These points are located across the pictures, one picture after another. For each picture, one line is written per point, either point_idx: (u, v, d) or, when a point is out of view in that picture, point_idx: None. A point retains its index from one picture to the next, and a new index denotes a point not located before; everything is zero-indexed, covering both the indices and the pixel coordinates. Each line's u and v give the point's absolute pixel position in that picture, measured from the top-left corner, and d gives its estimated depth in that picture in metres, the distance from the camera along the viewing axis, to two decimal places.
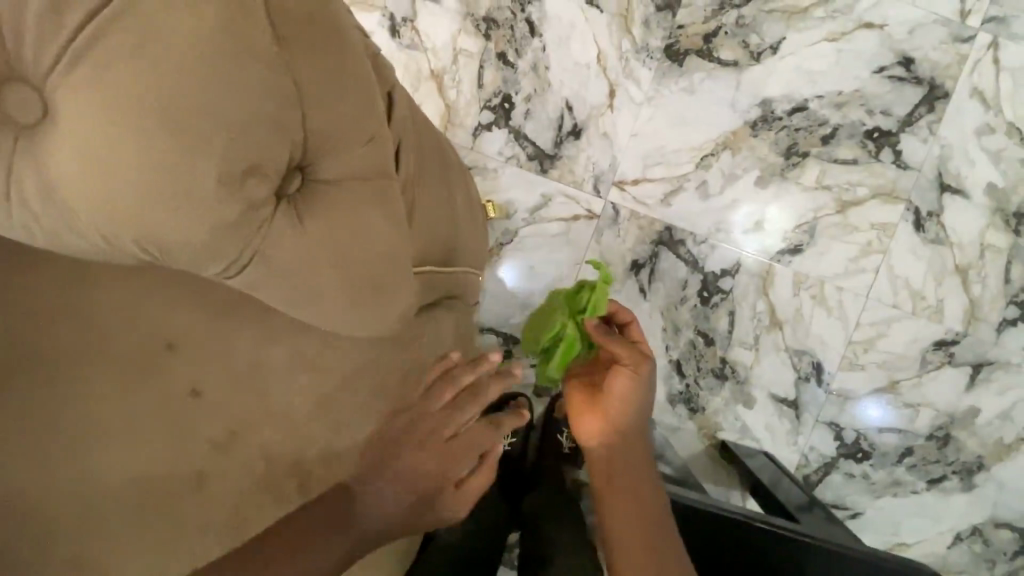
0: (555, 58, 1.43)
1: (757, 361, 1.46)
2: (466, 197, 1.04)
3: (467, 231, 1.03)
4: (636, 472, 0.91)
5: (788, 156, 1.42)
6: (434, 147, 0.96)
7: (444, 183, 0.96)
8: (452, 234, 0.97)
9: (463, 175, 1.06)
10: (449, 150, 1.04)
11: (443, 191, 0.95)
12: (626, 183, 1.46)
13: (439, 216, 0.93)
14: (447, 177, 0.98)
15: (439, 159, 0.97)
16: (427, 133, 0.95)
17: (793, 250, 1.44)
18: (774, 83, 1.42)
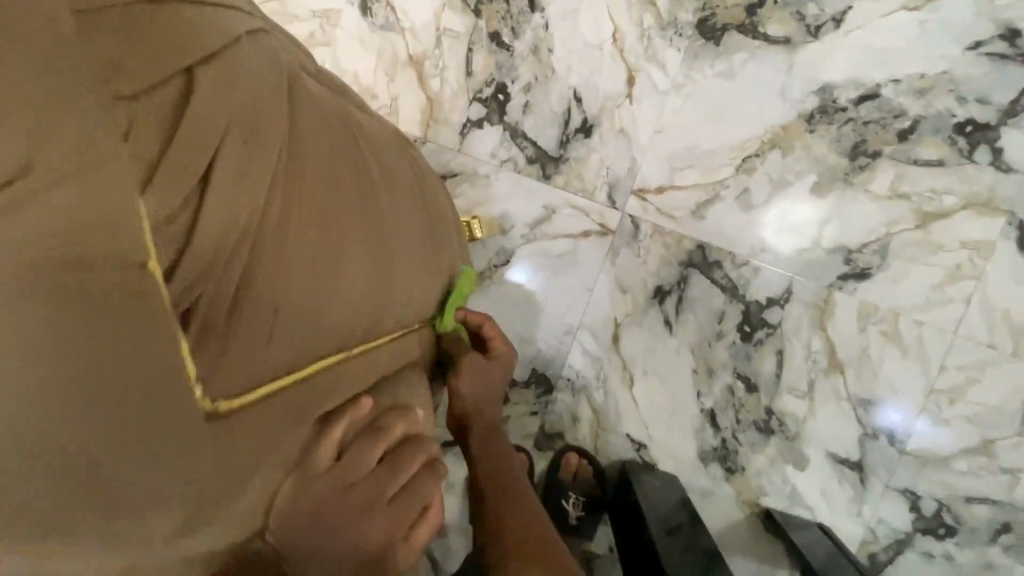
0: (560, 38, 1.16)
1: (811, 412, 1.18)
2: (399, 220, 0.66)
3: (400, 274, 0.65)
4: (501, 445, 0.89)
5: (855, 156, 1.13)
6: (338, 142, 0.57)
7: (359, 203, 0.57)
8: (372, 287, 0.59)
9: (397, 187, 0.68)
10: (374, 148, 0.66)
11: (354, 217, 0.56)
12: (648, 192, 1.18)
13: (346, 262, 0.55)
14: (367, 190, 0.60)
15: (347, 161, 0.58)
16: (326, 117, 0.57)
17: (859, 275, 1.15)
18: (837, 65, 1.12)
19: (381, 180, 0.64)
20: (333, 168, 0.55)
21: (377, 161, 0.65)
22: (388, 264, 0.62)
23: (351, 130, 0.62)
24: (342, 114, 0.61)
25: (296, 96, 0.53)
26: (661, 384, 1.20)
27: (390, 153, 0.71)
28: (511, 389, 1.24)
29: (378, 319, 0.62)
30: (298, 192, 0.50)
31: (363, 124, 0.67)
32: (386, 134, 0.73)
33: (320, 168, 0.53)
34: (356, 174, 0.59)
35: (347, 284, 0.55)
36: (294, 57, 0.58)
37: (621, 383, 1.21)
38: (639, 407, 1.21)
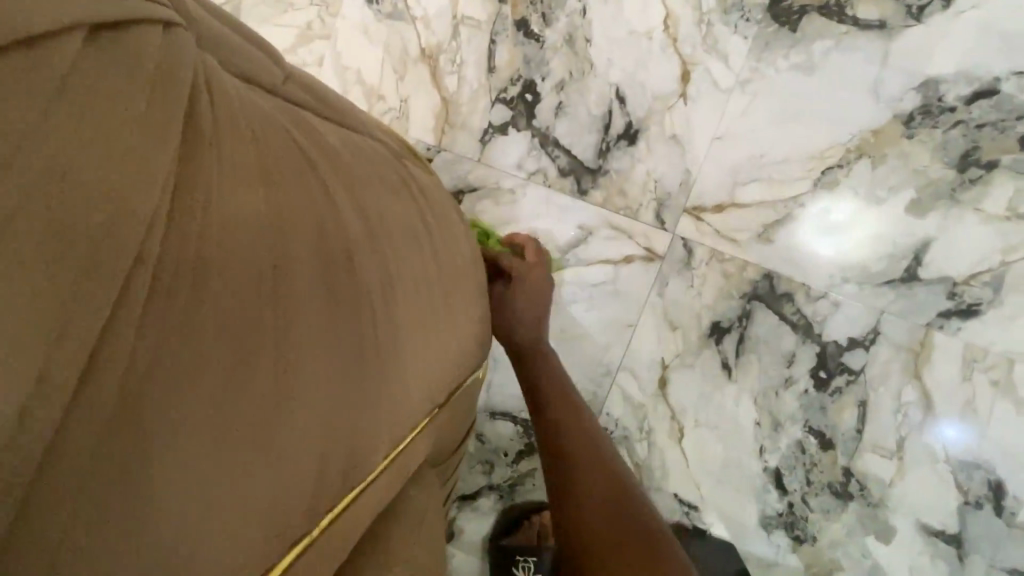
0: (601, 26, 0.98)
1: (899, 475, 0.98)
2: (400, 283, 0.47)
3: (393, 371, 0.45)
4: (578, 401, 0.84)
5: (964, 167, 0.92)
6: (296, 189, 0.39)
7: (324, 281, 0.39)
8: (351, 402, 0.40)
9: (396, 234, 0.48)
10: (361, 181, 0.46)
11: (315, 305, 0.38)
12: (705, 210, 0.99)
13: (299, 381, 0.36)
14: (341, 254, 0.41)
15: (306, 215, 0.39)
16: (273, 154, 0.38)
17: (965, 311, 0.94)
18: (944, 54, 0.91)
19: (368, 233, 0.44)
20: (276, 235, 0.36)
21: (366, 202, 0.46)
22: (372, 363, 0.42)
23: (324, 162, 0.43)
24: (310, 140, 0.42)
25: (223, 132, 0.35)
26: (716, 437, 1.02)
27: (388, 184, 0.51)
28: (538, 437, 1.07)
29: (365, 443, 0.42)
30: (212, 289, 0.32)
31: (346, 146, 0.47)
32: (381, 157, 0.54)
33: (252, 242, 0.34)
34: (322, 234, 0.40)
35: (308, 413, 0.36)
36: (235, 62, 0.39)
37: (669, 435, 1.03)
38: (689, 462, 1.03)
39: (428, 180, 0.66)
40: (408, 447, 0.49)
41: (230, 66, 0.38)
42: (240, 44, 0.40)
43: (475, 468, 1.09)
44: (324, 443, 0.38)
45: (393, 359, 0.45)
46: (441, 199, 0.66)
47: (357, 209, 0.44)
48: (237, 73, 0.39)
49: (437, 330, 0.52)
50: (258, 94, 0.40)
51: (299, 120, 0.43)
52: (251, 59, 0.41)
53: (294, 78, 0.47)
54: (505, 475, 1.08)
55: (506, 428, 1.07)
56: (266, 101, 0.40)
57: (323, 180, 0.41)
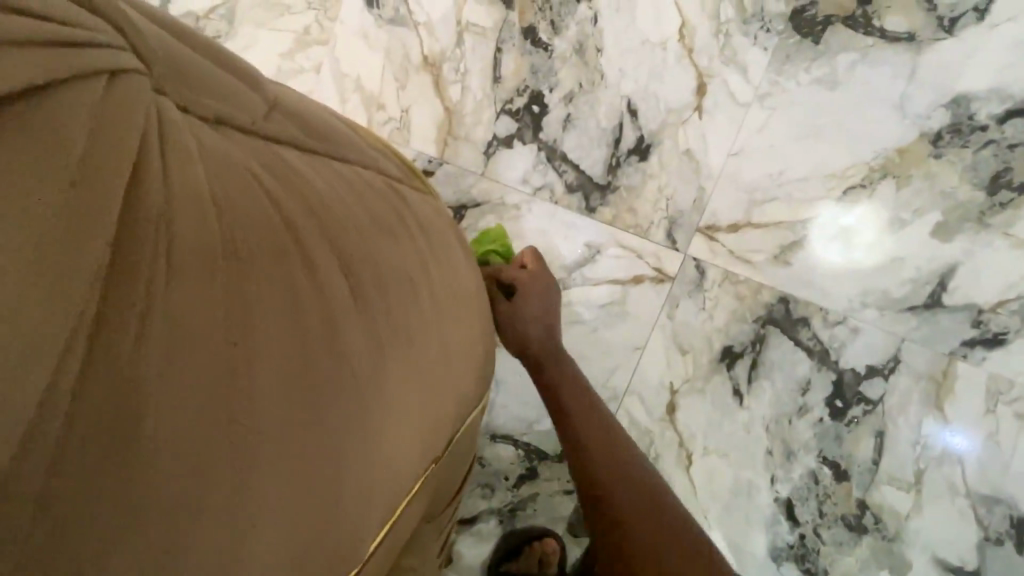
0: (613, 35, 0.93)
1: (917, 509, 0.94)
2: (389, 344, 0.42)
3: (379, 444, 0.41)
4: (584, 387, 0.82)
5: (994, 189, 0.87)
6: (265, 255, 0.34)
7: (298, 359, 0.34)
8: (331, 492, 0.36)
9: (387, 286, 0.44)
10: (347, 230, 0.42)
11: (287, 391, 0.33)
12: (719, 230, 0.94)
13: (269, 483, 0.32)
14: (319, 324, 0.36)
15: (276, 287, 0.34)
16: (240, 216, 0.33)
17: (991, 341, 0.90)
18: (976, 69, 0.86)
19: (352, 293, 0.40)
20: (241, 316, 0.32)
21: (350, 255, 0.41)
22: (356, 442, 0.38)
23: (302, 214, 0.38)
24: (286, 191, 0.37)
25: (179, 200, 0.30)
26: (726, 466, 0.98)
27: (378, 226, 0.46)
28: (541, 461, 1.04)
29: (348, 530, 0.38)
30: (164, 395, 0.27)
31: (331, 187, 0.43)
32: (371, 192, 0.49)
33: (212, 328, 0.30)
34: (297, 305, 0.35)
35: (280, 516, 0.33)
36: (201, 100, 0.34)
37: (676, 462, 0.99)
38: (697, 491, 0.99)
39: (424, 207, 0.61)
40: (398, 517, 0.46)
41: (193, 107, 0.33)
42: (206, 79, 0.35)
43: (475, 491, 1.05)
44: (319, 498, 0.35)
45: (393, 373, 0.42)
46: (437, 227, 0.61)
47: (339, 266, 0.40)
48: (203, 114, 0.34)
49: (431, 385, 0.48)
50: (226, 139, 0.35)
51: (275, 166, 0.38)
52: (220, 93, 0.36)
53: (274, 107, 0.42)
54: (506, 499, 1.04)
55: (508, 450, 1.04)
56: (235, 147, 0.35)
57: (300, 239, 0.37)
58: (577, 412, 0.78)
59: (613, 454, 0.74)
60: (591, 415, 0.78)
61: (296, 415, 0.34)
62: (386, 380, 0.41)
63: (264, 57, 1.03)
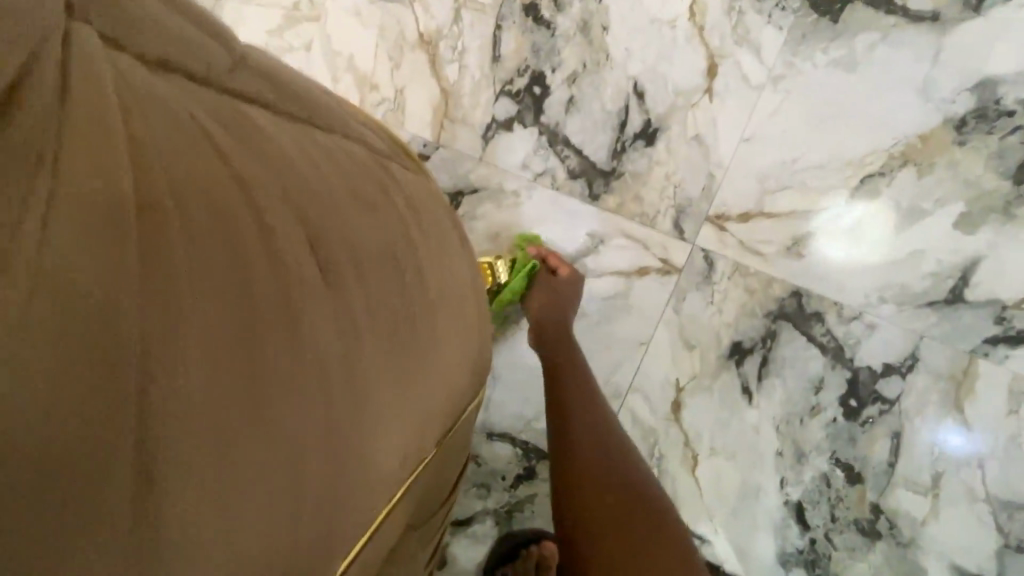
0: (619, 13, 0.88)
1: (933, 514, 0.89)
2: (363, 332, 0.37)
3: (347, 446, 0.35)
4: (588, 378, 0.80)
5: (1021, 178, 0.82)
6: (205, 219, 0.29)
7: (244, 344, 0.29)
8: (283, 504, 0.30)
9: (364, 266, 0.39)
10: (317, 201, 0.37)
11: (225, 381, 0.28)
12: (729, 219, 0.90)
13: (194, 491, 0.26)
14: (274, 304, 0.31)
15: (216, 255, 0.29)
16: (173, 171, 0.28)
17: (1014, 338, 0.85)
18: (1004, 51, 0.81)
19: (320, 271, 0.35)
20: (165, 287, 0.26)
21: (319, 228, 0.36)
22: (317, 444, 0.33)
23: (260, 179, 0.33)
24: (243, 151, 0.33)
25: (83, 140, 0.25)
26: (733, 467, 0.93)
27: (359, 198, 0.42)
28: (539, 460, 0.99)
29: (305, 548, 0.33)
30: (61, 367, 0.22)
31: (302, 153, 0.38)
32: (353, 165, 0.44)
33: (120, 299, 0.24)
34: (245, 279, 0.30)
35: (211, 532, 0.27)
36: (134, 34, 0.29)
37: (681, 463, 0.95)
38: (703, 493, 0.94)
39: (416, 188, 0.56)
40: (381, 520, 0.41)
41: (124, 40, 0.29)
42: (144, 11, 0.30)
43: (470, 491, 1.01)
44: (282, 493, 0.30)
45: (372, 363, 0.38)
46: (429, 210, 0.56)
47: (306, 240, 0.34)
48: (140, 51, 0.29)
49: (415, 382, 0.43)
50: (166, 84, 0.30)
51: (232, 123, 0.33)
52: (165, 31, 0.31)
53: (242, 62, 0.38)
54: (502, 500, 1.00)
55: (504, 449, 0.99)
56: (178, 93, 0.30)
57: (255, 205, 0.32)
58: (583, 408, 0.75)
59: (614, 449, 0.72)
60: (593, 410, 0.76)
61: (236, 410, 0.28)
62: (365, 368, 0.37)
63: (252, 34, 0.98)
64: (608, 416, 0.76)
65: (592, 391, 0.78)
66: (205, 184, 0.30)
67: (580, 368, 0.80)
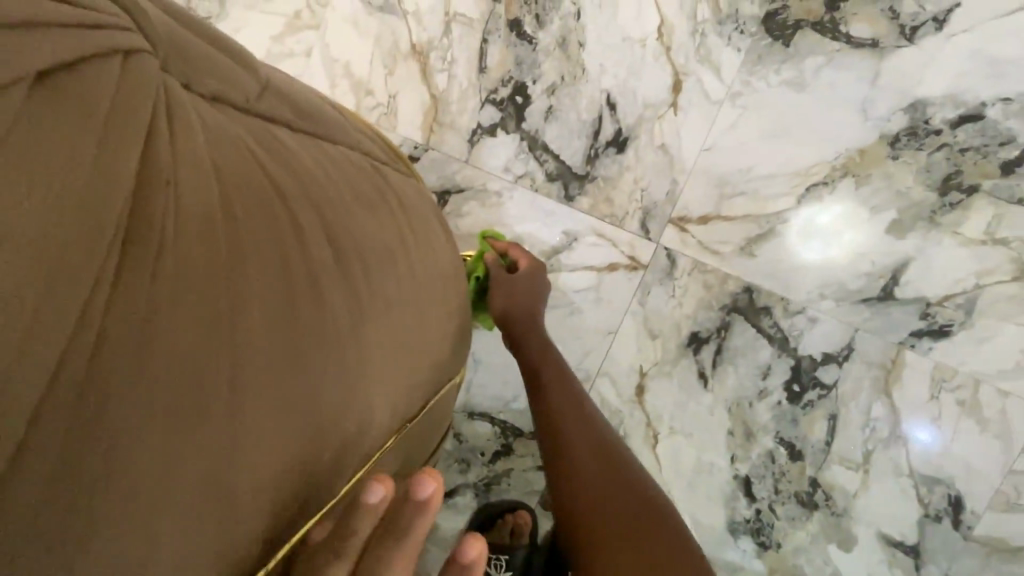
0: (594, 31, 0.97)
1: (864, 487, 1.01)
2: (368, 311, 0.46)
3: (354, 400, 0.44)
4: (557, 357, 0.87)
5: (945, 191, 0.93)
6: (257, 218, 0.37)
7: (288, 314, 0.38)
8: (309, 440, 0.39)
9: (367, 257, 0.48)
10: (332, 203, 0.46)
11: (276, 342, 0.36)
12: (689, 222, 0.99)
13: (256, 424, 0.35)
14: (304, 284, 0.40)
15: (265, 248, 0.37)
16: (233, 181, 0.37)
17: (937, 332, 0.96)
18: (931, 77, 0.91)
19: (335, 261, 0.44)
20: (236, 270, 0.35)
21: (335, 226, 0.45)
22: (333, 396, 0.42)
23: (291, 185, 0.42)
24: (277, 165, 0.41)
25: (182, 156, 0.33)
26: (690, 445, 1.04)
27: (360, 200, 0.50)
28: (516, 438, 1.09)
29: (319, 478, 0.42)
30: (157, 334, 0.30)
31: (317, 163, 0.46)
32: (357, 171, 0.53)
33: (212, 280, 0.33)
34: (285, 265, 0.39)
35: (266, 456, 0.36)
36: (200, 80, 0.38)
37: (643, 440, 1.05)
38: (662, 467, 1.05)
39: (405, 187, 0.64)
40: (374, 464, 0.50)
41: (193, 85, 0.37)
42: (206, 60, 0.39)
43: (452, 466, 1.10)
44: (304, 432, 0.39)
45: (370, 336, 0.46)
46: (418, 206, 0.64)
47: (325, 235, 0.43)
48: (202, 92, 0.38)
49: (404, 353, 0.52)
50: (221, 114, 0.38)
51: (267, 142, 0.42)
52: (218, 73, 0.39)
53: (267, 87, 0.46)
54: (481, 474, 1.10)
55: (484, 428, 1.09)
56: (229, 120, 0.39)
57: (289, 207, 0.41)
58: (555, 385, 0.83)
59: (585, 418, 0.79)
60: (567, 385, 0.83)
61: (281, 366, 0.37)
62: (364, 340, 0.45)
63: (255, 40, 1.05)
64: (579, 390, 0.84)
65: (568, 372, 0.86)
66: (245, 192, 0.37)
67: (550, 346, 0.88)
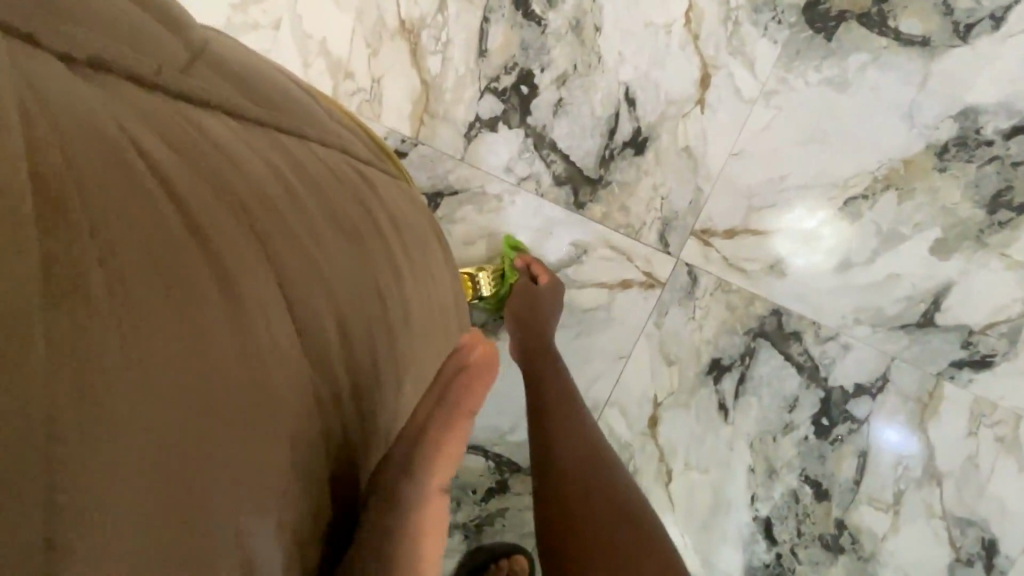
0: (613, 14, 0.84)
1: (893, 530, 0.92)
2: (334, 373, 0.33)
3: (302, 523, 0.30)
4: (557, 375, 0.77)
5: (995, 209, 0.84)
6: (148, 272, 0.23)
7: (206, 431, 0.24)
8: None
9: (335, 293, 0.34)
10: (288, 232, 0.32)
11: (172, 482, 0.22)
12: (714, 235, 0.88)
13: None
14: (226, 341, 0.26)
15: (160, 317, 0.23)
16: (109, 219, 0.23)
17: (979, 362, 0.88)
18: (986, 82, 0.82)
19: (290, 324, 0.30)
20: (102, 373, 0.21)
21: (292, 270, 0.31)
22: (269, 538, 0.27)
23: (207, 192, 0.28)
24: (198, 183, 0.28)
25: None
26: (707, 483, 0.93)
27: (329, 209, 0.36)
28: (512, 474, 0.96)
29: None
30: None
31: (273, 175, 0.33)
32: (335, 182, 0.39)
33: (40, 408, 0.19)
34: (193, 315, 0.25)
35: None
36: (60, 36, 0.26)
37: (655, 477, 0.94)
38: (674, 506, 0.94)
39: (397, 197, 0.50)
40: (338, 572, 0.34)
41: (54, 48, 0.25)
42: (75, 4, 0.27)
43: None
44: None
45: (335, 408, 0.33)
46: (413, 219, 0.51)
47: (265, 265, 0.29)
48: (68, 54, 0.26)
49: (377, 435, 0.38)
50: (101, 97, 0.26)
51: (179, 128, 0.29)
52: (105, 33, 0.28)
53: (198, 58, 0.34)
54: (472, 514, 0.97)
55: (475, 461, 0.96)
56: (114, 108, 0.26)
57: (215, 252, 0.27)
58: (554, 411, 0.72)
59: (590, 454, 0.68)
60: (567, 405, 0.74)
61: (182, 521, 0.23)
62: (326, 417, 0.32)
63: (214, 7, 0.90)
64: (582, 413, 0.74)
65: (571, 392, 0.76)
66: (121, 205, 0.23)
67: (554, 358, 0.79)
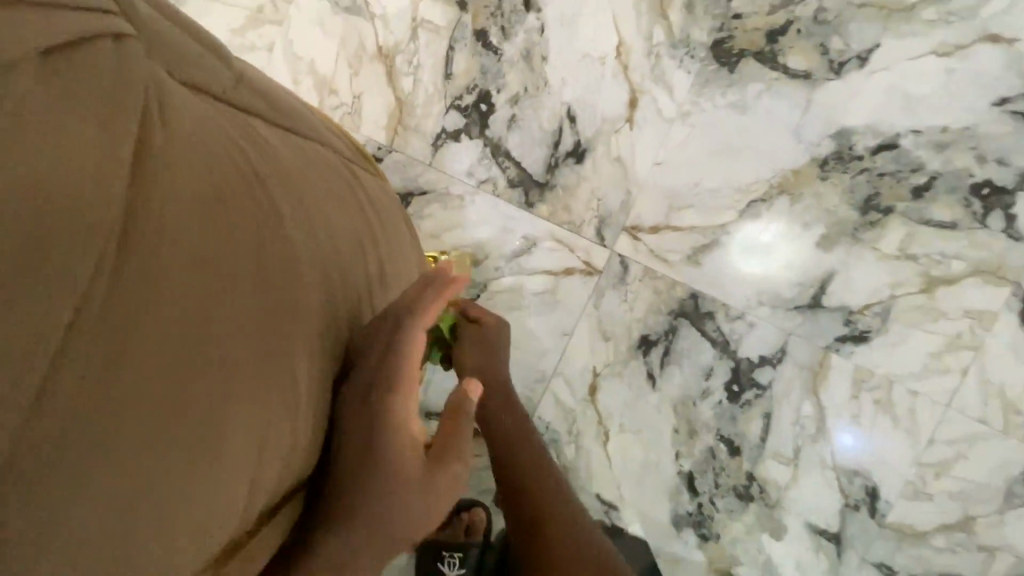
0: (557, 46, 1.01)
1: (794, 480, 1.09)
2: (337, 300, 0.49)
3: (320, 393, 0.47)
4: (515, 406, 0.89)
5: (866, 211, 1.03)
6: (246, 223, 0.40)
7: (263, 319, 0.40)
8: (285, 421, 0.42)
9: (338, 248, 0.51)
10: (310, 204, 0.48)
11: (254, 344, 0.39)
12: (642, 230, 1.05)
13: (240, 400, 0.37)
14: (282, 268, 0.43)
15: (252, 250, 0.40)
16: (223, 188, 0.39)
17: (857, 337, 1.06)
18: (856, 109, 1.02)
19: (313, 261, 0.47)
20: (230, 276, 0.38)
21: (315, 229, 0.48)
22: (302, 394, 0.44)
23: (269, 175, 0.44)
24: (264, 170, 0.44)
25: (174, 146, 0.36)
26: (639, 443, 1.09)
27: (332, 192, 0.53)
28: None
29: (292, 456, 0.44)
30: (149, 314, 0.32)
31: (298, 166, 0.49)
32: (333, 173, 0.55)
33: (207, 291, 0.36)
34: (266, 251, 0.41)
35: (210, 482, 0.36)
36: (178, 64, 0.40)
37: (595, 438, 1.10)
38: (611, 463, 1.10)
39: (372, 184, 0.66)
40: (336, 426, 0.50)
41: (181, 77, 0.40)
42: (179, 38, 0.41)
43: None
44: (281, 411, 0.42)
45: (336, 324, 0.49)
46: (383, 202, 0.67)
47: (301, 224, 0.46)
48: (184, 80, 0.40)
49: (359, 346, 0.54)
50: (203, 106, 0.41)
51: (246, 133, 0.44)
52: (198, 65, 0.42)
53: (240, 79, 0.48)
54: None
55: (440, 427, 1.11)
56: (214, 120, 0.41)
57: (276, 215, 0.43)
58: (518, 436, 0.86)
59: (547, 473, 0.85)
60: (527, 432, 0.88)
61: (263, 363, 0.39)
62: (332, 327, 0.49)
63: (216, 31, 1.04)
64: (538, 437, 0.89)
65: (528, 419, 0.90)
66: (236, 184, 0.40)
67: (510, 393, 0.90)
